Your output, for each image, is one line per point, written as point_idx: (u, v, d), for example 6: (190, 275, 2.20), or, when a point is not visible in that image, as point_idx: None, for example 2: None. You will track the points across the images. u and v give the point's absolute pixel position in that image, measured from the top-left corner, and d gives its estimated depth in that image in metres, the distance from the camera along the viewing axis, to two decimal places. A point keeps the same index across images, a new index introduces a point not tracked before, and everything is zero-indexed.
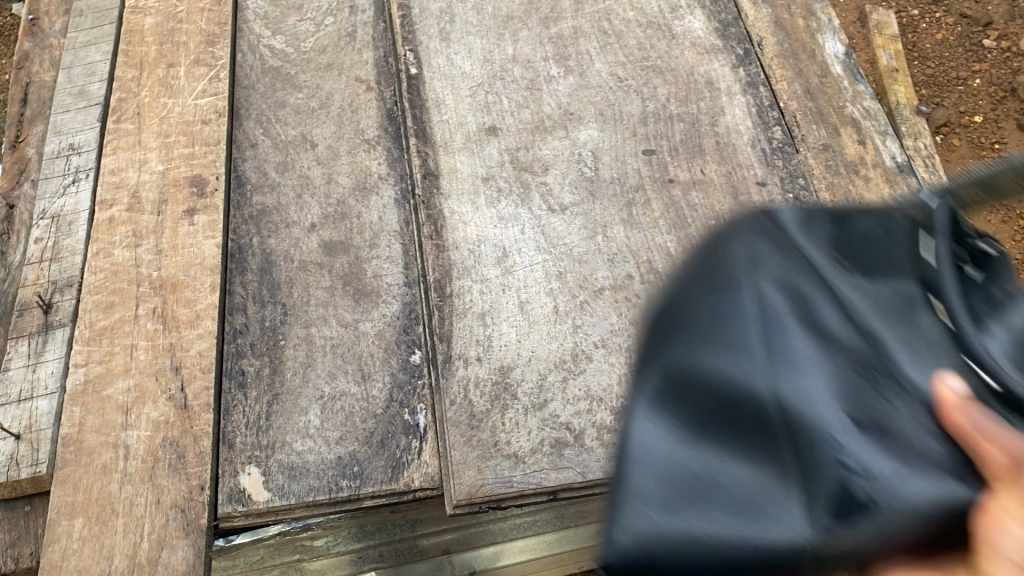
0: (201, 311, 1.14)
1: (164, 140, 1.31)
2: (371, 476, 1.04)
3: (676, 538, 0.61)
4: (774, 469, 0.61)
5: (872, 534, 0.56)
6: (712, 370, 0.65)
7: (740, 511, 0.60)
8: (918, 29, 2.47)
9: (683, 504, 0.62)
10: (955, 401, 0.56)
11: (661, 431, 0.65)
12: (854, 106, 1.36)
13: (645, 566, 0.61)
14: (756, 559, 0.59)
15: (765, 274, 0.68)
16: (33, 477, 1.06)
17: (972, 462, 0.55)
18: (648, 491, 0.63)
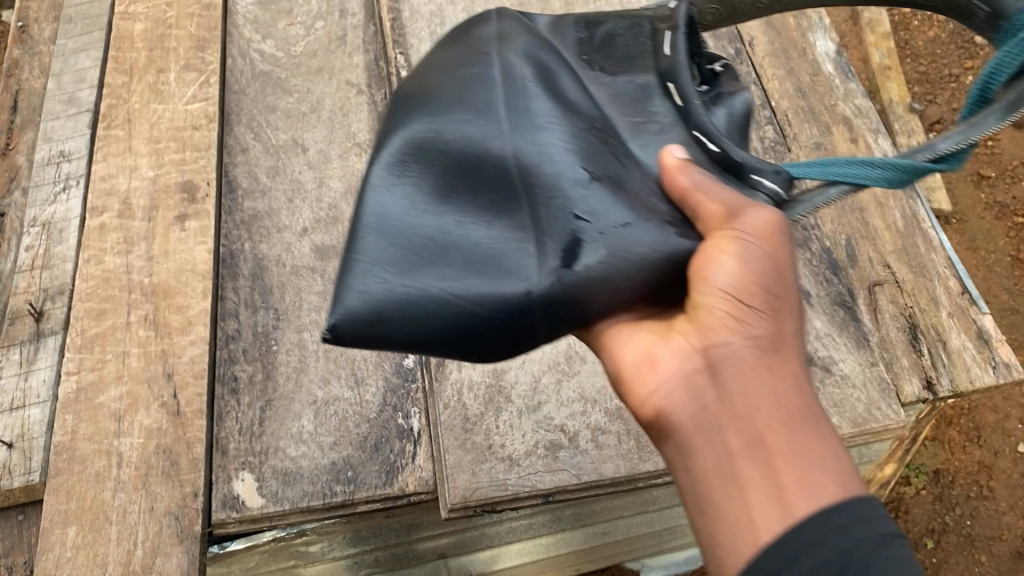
0: (193, 317, 1.13)
1: (154, 146, 1.30)
2: (366, 480, 1.04)
3: (423, 299, 0.66)
4: (502, 236, 0.69)
5: (583, 279, 0.68)
6: (460, 141, 0.73)
7: (484, 266, 0.68)
8: (910, 27, 2.48)
9: (434, 266, 0.68)
10: (674, 166, 0.72)
11: (401, 219, 0.69)
12: (846, 104, 1.37)
13: (373, 321, 0.66)
14: (494, 313, 0.67)
15: (506, 83, 0.76)
16: (27, 486, 1.05)
17: (682, 206, 0.73)
18: (392, 257, 0.67)
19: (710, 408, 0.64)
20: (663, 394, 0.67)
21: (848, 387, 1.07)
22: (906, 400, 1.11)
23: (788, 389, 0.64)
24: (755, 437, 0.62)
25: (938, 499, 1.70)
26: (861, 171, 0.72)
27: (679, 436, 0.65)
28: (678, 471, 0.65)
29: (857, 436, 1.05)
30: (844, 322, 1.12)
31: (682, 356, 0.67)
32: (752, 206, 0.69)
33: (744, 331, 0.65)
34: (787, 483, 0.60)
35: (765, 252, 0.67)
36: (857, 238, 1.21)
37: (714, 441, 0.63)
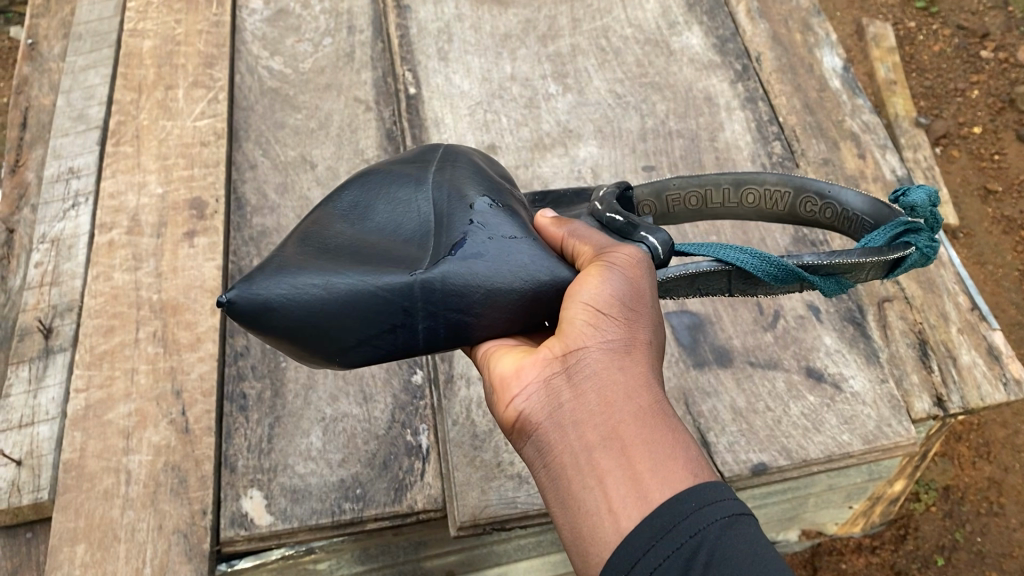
0: (201, 334, 1.14)
1: (163, 162, 1.30)
2: (375, 498, 1.03)
3: (315, 284, 0.66)
4: (408, 253, 0.70)
5: (464, 274, 0.67)
6: (388, 181, 0.78)
7: (384, 264, 0.68)
8: (915, 41, 2.48)
9: (335, 262, 0.68)
10: (548, 223, 0.76)
11: (320, 235, 0.72)
12: (853, 120, 1.36)
13: (266, 303, 0.64)
14: (379, 292, 0.66)
15: (447, 151, 0.82)
16: (35, 504, 1.05)
17: (558, 253, 0.74)
18: (301, 256, 0.69)
19: (565, 405, 0.60)
20: (524, 399, 0.62)
21: (859, 404, 1.07)
22: (917, 417, 1.09)
23: (651, 386, 0.60)
24: (612, 429, 0.57)
25: (948, 515, 1.68)
26: (734, 252, 0.77)
27: (540, 437, 0.60)
28: (538, 473, 0.60)
29: (869, 452, 1.03)
30: (854, 339, 1.12)
31: (545, 362, 0.62)
32: (624, 246, 0.71)
33: (604, 334, 0.62)
34: (644, 472, 0.55)
35: (631, 277, 0.66)
36: None
37: (570, 435, 0.58)
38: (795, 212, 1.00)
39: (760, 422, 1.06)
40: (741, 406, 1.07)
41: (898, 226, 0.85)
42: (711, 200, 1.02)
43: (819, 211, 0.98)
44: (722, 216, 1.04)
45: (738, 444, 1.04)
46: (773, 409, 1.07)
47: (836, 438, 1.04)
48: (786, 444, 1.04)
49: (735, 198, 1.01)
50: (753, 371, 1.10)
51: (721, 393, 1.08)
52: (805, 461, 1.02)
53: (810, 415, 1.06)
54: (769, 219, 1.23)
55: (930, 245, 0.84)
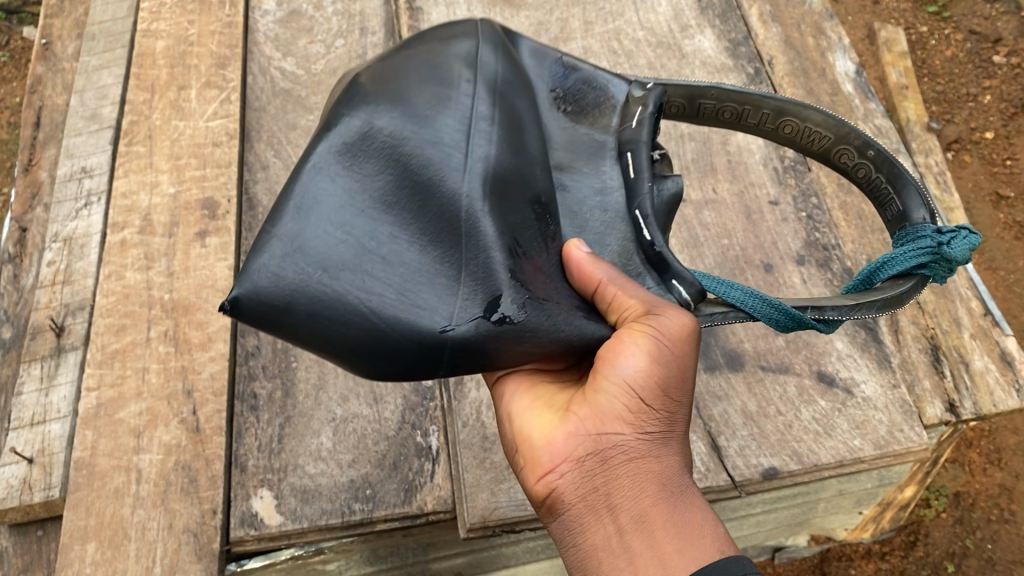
0: (212, 334, 1.14)
1: (175, 162, 1.31)
2: (384, 499, 1.03)
3: (331, 311, 0.63)
4: (427, 264, 0.65)
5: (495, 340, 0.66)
6: (417, 149, 0.69)
7: (403, 292, 0.64)
8: (927, 46, 2.48)
9: (352, 272, 0.64)
10: (583, 260, 0.74)
11: (332, 207, 0.65)
12: (865, 124, 1.36)
13: (277, 307, 0.62)
14: (401, 343, 0.64)
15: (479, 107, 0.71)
16: (46, 501, 1.05)
17: (591, 295, 0.74)
18: (314, 250, 0.63)
19: (599, 489, 0.68)
20: (557, 475, 0.69)
21: (870, 409, 1.06)
22: (929, 422, 1.08)
23: (675, 473, 0.69)
24: (643, 516, 0.66)
25: (959, 522, 1.67)
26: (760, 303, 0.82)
27: (573, 515, 0.69)
28: (567, 544, 0.69)
29: (880, 458, 1.03)
30: (866, 343, 1.12)
31: (576, 440, 0.69)
32: (668, 308, 0.72)
33: (639, 421, 0.69)
34: (671, 556, 0.64)
35: (674, 354, 0.69)
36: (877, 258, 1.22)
37: (603, 518, 0.67)
38: (827, 156, 1.06)
39: (771, 426, 1.05)
40: (752, 411, 1.07)
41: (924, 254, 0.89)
42: (746, 119, 1.06)
43: (851, 164, 1.05)
44: (751, 131, 1.09)
45: (748, 448, 1.03)
46: (784, 413, 1.06)
47: (847, 443, 1.03)
48: (797, 449, 1.03)
49: (772, 124, 1.06)
50: (765, 375, 1.09)
51: (732, 397, 1.08)
52: (817, 466, 1.02)
53: (822, 420, 1.06)
54: (781, 223, 1.23)
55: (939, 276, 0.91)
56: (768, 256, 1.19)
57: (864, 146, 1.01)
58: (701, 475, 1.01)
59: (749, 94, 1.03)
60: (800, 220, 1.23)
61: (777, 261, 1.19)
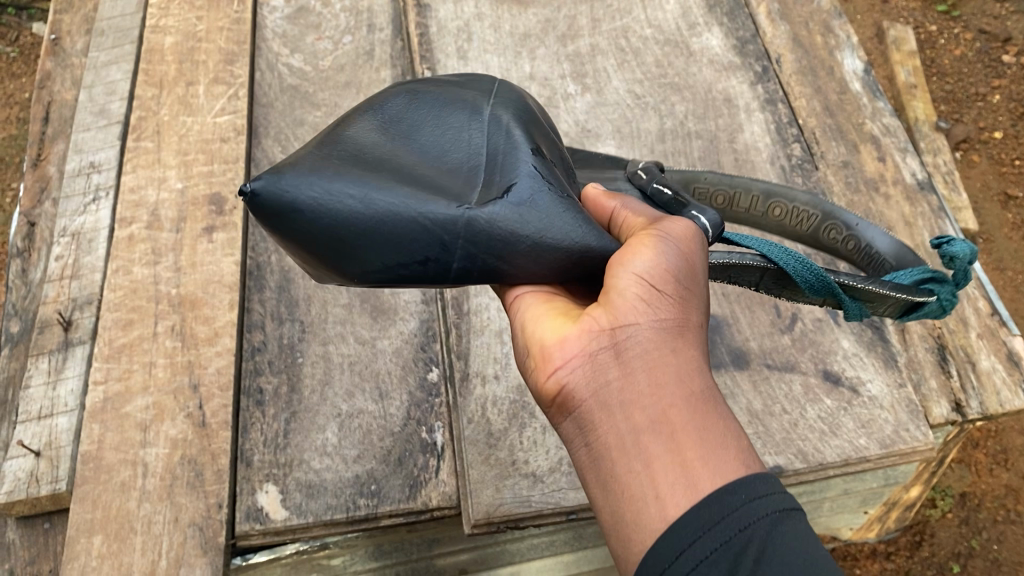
0: (219, 329, 1.14)
1: (183, 158, 1.31)
2: (389, 495, 1.03)
3: (349, 194, 0.62)
4: (444, 175, 0.67)
5: (515, 221, 0.64)
6: (440, 104, 0.73)
7: (421, 186, 0.65)
8: (936, 45, 2.47)
9: (372, 170, 0.65)
10: (597, 194, 0.75)
11: (356, 139, 0.69)
12: (874, 122, 1.35)
13: (292, 205, 0.61)
14: (420, 220, 0.62)
15: (499, 85, 0.77)
16: (53, 495, 1.05)
17: (606, 226, 0.74)
18: (336, 157, 0.66)
19: (613, 383, 0.59)
20: (567, 371, 0.62)
21: (876, 408, 1.06)
22: (935, 422, 1.08)
23: (698, 371, 0.60)
24: (661, 412, 0.57)
25: (964, 522, 1.67)
26: (783, 250, 0.80)
27: (584, 414, 0.60)
28: (579, 450, 0.61)
29: (885, 457, 1.03)
30: (873, 342, 1.11)
31: (590, 332, 0.61)
32: (677, 222, 0.70)
33: (654, 312, 0.61)
34: (692, 458, 0.55)
35: (682, 252, 0.66)
36: None
37: (616, 415, 0.58)
38: (817, 236, 1.09)
39: (777, 425, 1.05)
40: (757, 409, 1.07)
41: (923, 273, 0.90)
42: (736, 204, 1.09)
43: (842, 240, 1.07)
44: (740, 218, 1.12)
45: (753, 446, 1.03)
46: (790, 411, 1.06)
47: (853, 442, 1.03)
48: (802, 447, 1.03)
49: (761, 208, 1.09)
50: (770, 373, 1.09)
51: (737, 395, 1.07)
52: (822, 464, 1.02)
53: (827, 419, 1.05)
54: None
55: (950, 297, 0.90)
56: None
57: (851, 223, 1.05)
58: None
59: (738, 178, 1.07)
60: None
61: None
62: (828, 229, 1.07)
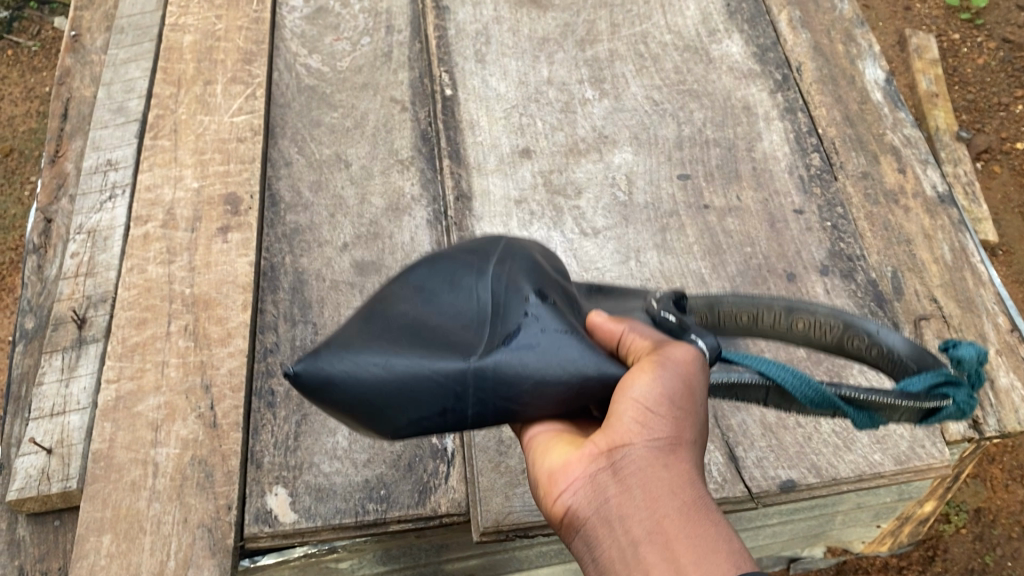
0: (232, 329, 1.15)
1: (199, 157, 1.32)
2: (399, 500, 1.03)
3: (373, 364, 0.65)
4: (460, 328, 0.68)
5: (518, 364, 0.65)
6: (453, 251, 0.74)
7: (436, 345, 0.67)
8: (959, 53, 2.44)
9: (393, 334, 0.67)
10: (602, 320, 0.71)
11: (383, 298, 0.70)
12: (895, 133, 1.33)
13: (321, 377, 0.64)
14: (434, 376, 0.64)
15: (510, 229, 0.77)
16: (64, 492, 1.05)
17: (611, 352, 0.69)
18: (361, 327, 0.68)
19: (611, 500, 0.59)
20: (571, 494, 0.62)
21: (892, 424, 1.05)
22: (952, 439, 1.06)
23: (695, 482, 0.60)
24: (656, 525, 0.57)
25: (978, 538, 1.65)
26: (778, 366, 0.71)
27: (587, 533, 0.60)
28: (586, 565, 0.61)
29: (900, 473, 1.02)
30: None
31: (590, 457, 0.62)
32: (682, 346, 0.67)
33: (648, 429, 0.61)
34: (688, 565, 0.55)
35: (684, 369, 0.65)
36: (903, 270, 1.19)
37: (616, 531, 0.58)
38: (842, 346, 0.85)
39: (791, 438, 1.04)
40: (770, 422, 1.06)
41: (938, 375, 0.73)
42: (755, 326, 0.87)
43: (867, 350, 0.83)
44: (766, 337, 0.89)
45: (766, 460, 1.03)
46: (804, 426, 1.05)
47: (867, 457, 1.02)
48: (816, 462, 1.02)
49: (783, 323, 0.86)
50: None
51: (751, 407, 1.07)
52: (835, 480, 1.01)
53: (841, 434, 1.04)
54: (806, 232, 1.21)
55: (969, 398, 0.72)
56: (791, 265, 1.18)
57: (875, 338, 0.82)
58: (718, 486, 1.00)
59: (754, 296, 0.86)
60: (825, 230, 1.21)
61: (800, 271, 1.17)
62: (848, 337, 0.83)
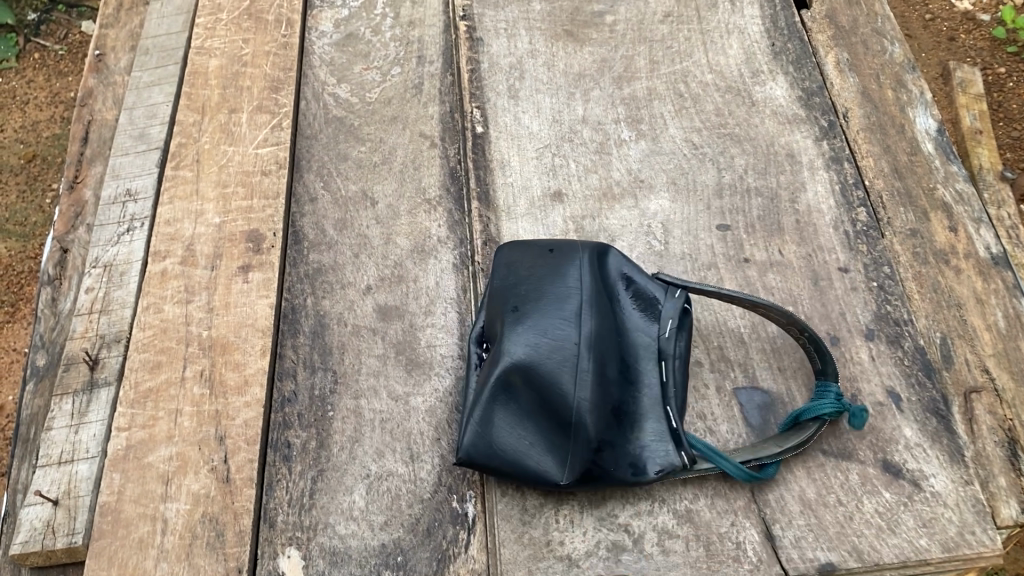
0: (249, 376, 1.10)
1: (222, 190, 1.28)
2: (416, 568, 0.97)
3: (511, 457, 0.96)
4: (564, 405, 0.96)
5: (605, 454, 0.97)
6: (550, 358, 0.98)
7: (551, 446, 0.96)
8: (1004, 88, 2.38)
9: (519, 432, 0.97)
10: None
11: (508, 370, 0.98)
12: (946, 188, 1.27)
13: (483, 462, 0.96)
14: (549, 463, 0.96)
15: (585, 298, 1.02)
16: (69, 548, 1.01)
17: None
18: (499, 423, 0.97)
19: None
20: None
21: (939, 506, 0.98)
22: (1003, 524, 1.00)
23: None
24: None
25: None
26: (727, 463, 0.96)
27: None
28: None
29: (948, 562, 0.95)
30: (938, 432, 1.04)
31: None
32: None
33: None
34: None
35: None
36: (953, 338, 1.13)
37: None
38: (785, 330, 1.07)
39: (831, 517, 0.98)
40: (810, 498, 1.00)
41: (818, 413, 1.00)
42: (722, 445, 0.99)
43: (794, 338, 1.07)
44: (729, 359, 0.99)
45: (805, 540, 0.96)
46: (845, 504, 0.99)
47: (913, 542, 0.96)
48: (857, 544, 0.96)
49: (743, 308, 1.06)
50: (825, 461, 1.02)
51: (790, 482, 1.01)
52: (878, 565, 0.94)
53: (885, 514, 0.98)
54: (851, 292, 1.15)
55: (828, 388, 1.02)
56: (835, 328, 1.12)
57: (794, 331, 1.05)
58: (753, 567, 0.95)
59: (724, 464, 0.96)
60: (871, 290, 1.15)
61: (845, 334, 1.11)
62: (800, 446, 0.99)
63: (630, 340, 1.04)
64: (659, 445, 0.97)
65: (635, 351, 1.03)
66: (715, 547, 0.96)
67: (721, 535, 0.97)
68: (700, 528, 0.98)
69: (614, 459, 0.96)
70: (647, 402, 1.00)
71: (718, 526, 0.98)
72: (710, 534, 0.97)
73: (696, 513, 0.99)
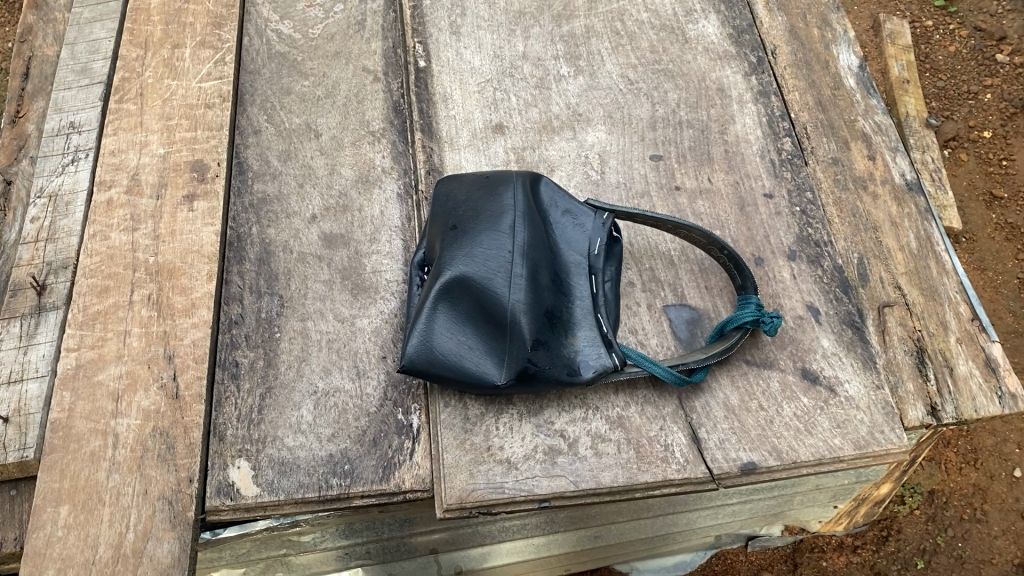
0: (197, 299, 1.13)
1: (166, 122, 1.29)
2: (362, 475, 1.01)
3: (453, 359, 1.01)
4: (502, 308, 1.01)
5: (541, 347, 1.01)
6: (487, 266, 1.03)
7: (491, 345, 1.01)
8: (931, 41, 2.51)
9: (460, 335, 1.02)
10: None
11: (449, 279, 1.02)
12: (866, 120, 1.34)
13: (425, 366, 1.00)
14: (489, 362, 1.01)
15: (518, 209, 1.08)
16: (21, 462, 1.04)
17: None
18: (439, 327, 1.02)
19: None
20: None
21: (852, 409, 1.06)
22: (909, 425, 1.08)
23: None
24: None
25: (931, 519, 1.85)
26: (660, 368, 1.02)
27: None
28: None
29: (859, 458, 1.02)
30: (852, 342, 1.11)
31: None
32: None
33: None
34: None
35: None
36: (869, 257, 1.20)
37: None
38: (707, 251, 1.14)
39: (752, 421, 1.05)
40: (734, 404, 1.06)
41: (745, 320, 1.06)
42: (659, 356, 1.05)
43: (717, 258, 1.14)
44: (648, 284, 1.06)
45: (728, 442, 1.03)
46: (766, 409, 1.05)
47: (827, 441, 1.03)
48: (776, 445, 1.02)
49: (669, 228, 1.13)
50: (748, 370, 1.09)
51: (715, 390, 1.07)
52: (795, 463, 1.01)
53: (803, 417, 1.05)
54: (775, 217, 1.21)
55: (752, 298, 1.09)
56: (759, 250, 1.18)
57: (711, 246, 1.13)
58: (680, 467, 1.01)
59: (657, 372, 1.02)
60: (794, 215, 1.21)
61: (768, 256, 1.18)
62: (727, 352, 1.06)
63: (562, 257, 1.10)
64: (592, 349, 1.03)
65: (567, 263, 1.10)
66: (645, 449, 1.02)
67: (651, 438, 1.03)
68: (631, 433, 1.04)
69: (550, 359, 1.02)
70: (579, 312, 1.06)
71: (648, 431, 1.04)
72: (640, 437, 1.03)
73: (627, 420, 1.05)
